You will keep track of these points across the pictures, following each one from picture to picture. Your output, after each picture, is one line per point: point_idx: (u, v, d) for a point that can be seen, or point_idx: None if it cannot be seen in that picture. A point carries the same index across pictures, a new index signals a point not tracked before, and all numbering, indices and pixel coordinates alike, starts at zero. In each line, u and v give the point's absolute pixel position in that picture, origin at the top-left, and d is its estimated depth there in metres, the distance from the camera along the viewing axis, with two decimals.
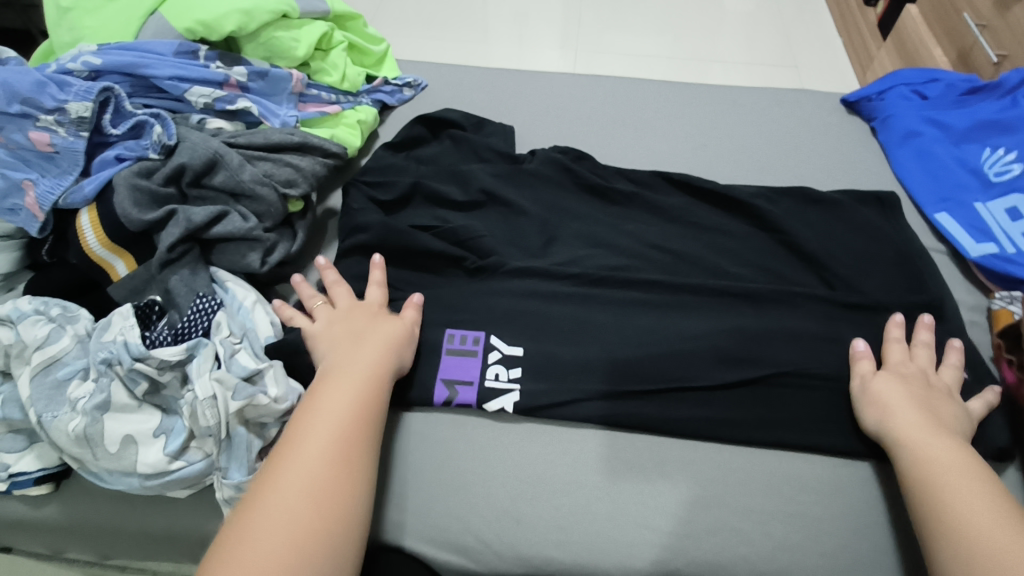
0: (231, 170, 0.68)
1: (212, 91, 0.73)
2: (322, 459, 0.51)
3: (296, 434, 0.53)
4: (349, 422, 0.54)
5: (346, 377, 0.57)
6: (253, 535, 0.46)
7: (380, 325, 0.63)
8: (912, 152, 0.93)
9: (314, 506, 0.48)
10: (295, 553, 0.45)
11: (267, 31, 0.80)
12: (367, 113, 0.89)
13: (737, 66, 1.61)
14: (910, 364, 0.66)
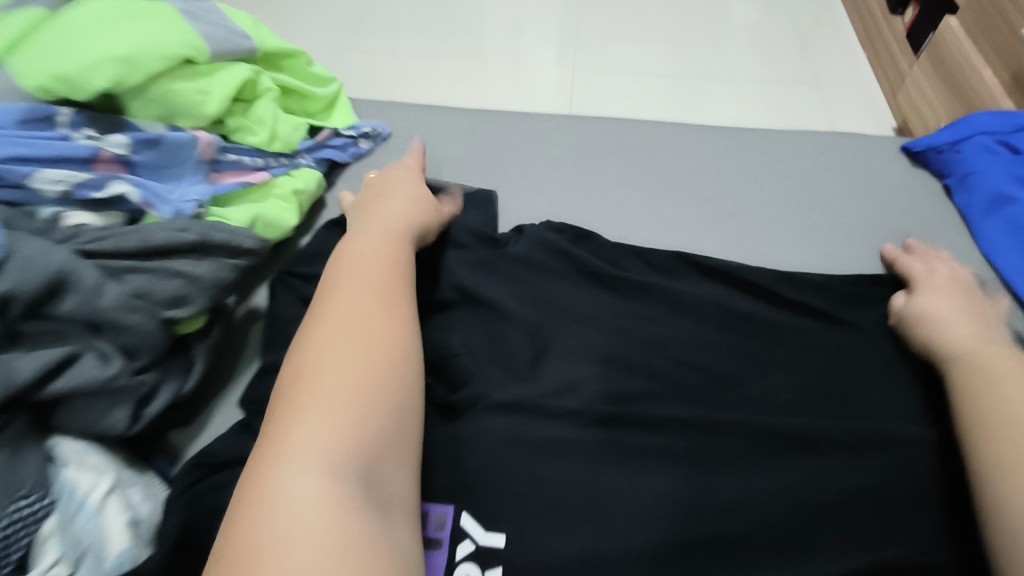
0: (84, 293, 0.48)
1: (70, 174, 0.52)
2: (362, 309, 0.48)
3: (337, 288, 0.50)
4: (383, 275, 0.52)
5: (377, 234, 0.57)
6: (316, 378, 0.42)
7: (399, 186, 0.66)
8: (1005, 223, 0.73)
9: (372, 341, 0.46)
10: (367, 380, 0.43)
11: (160, 83, 0.59)
12: (306, 179, 0.70)
13: (749, 86, 1.41)
14: (936, 277, 0.64)
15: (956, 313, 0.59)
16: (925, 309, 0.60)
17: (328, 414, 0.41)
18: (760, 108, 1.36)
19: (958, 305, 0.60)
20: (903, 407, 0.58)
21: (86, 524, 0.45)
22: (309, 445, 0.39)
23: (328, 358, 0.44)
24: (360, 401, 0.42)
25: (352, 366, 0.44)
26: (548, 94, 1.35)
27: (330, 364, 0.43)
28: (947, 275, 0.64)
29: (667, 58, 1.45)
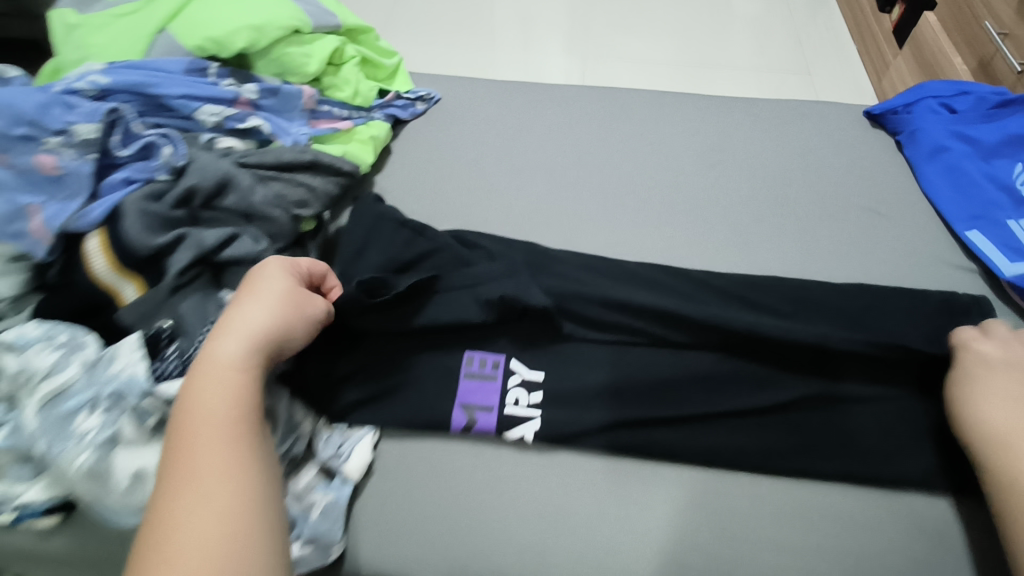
0: (242, 191, 0.66)
1: (223, 109, 0.71)
2: (227, 385, 0.51)
3: (179, 454, 0.47)
4: (230, 433, 0.49)
5: (217, 375, 0.51)
6: (199, 475, 0.46)
7: (241, 317, 0.54)
8: (941, 167, 0.88)
9: (236, 422, 0.49)
10: (236, 464, 0.47)
11: (279, 47, 0.78)
12: (379, 129, 0.86)
13: (747, 73, 1.58)
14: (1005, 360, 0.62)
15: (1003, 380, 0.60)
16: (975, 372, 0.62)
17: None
18: (755, 91, 1.53)
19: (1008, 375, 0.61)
20: None
21: None
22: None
23: (182, 541, 0.43)
24: (226, 571, 0.42)
25: (212, 537, 0.43)
26: (568, 78, 1.53)
27: (184, 547, 0.42)
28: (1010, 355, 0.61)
29: (675, 49, 1.63)
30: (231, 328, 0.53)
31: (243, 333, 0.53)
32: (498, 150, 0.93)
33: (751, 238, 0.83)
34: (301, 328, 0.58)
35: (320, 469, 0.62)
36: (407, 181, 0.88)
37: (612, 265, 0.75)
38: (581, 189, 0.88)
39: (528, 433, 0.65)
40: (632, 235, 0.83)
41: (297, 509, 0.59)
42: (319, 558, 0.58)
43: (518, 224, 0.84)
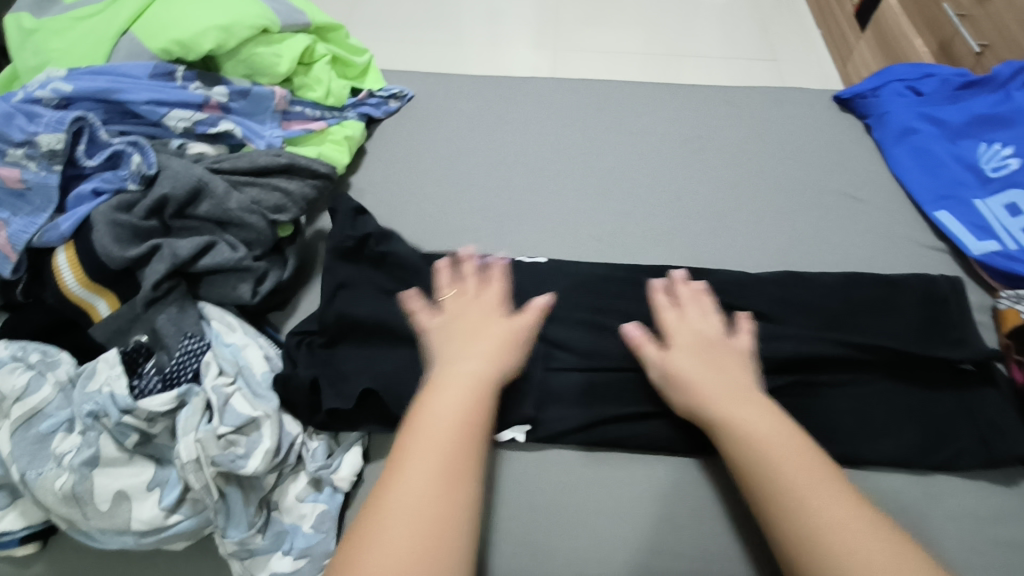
0: (217, 198, 0.64)
1: (192, 114, 0.69)
2: (461, 393, 0.53)
3: (409, 447, 0.50)
4: (455, 456, 0.50)
5: (459, 385, 0.54)
6: (411, 479, 0.48)
7: (493, 331, 0.59)
8: (909, 149, 0.90)
9: (463, 433, 0.51)
10: (453, 468, 0.49)
11: (247, 47, 0.76)
12: (355, 129, 0.84)
13: (715, 62, 1.59)
14: (686, 329, 0.64)
15: (708, 372, 0.60)
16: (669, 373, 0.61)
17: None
18: (723, 80, 1.55)
19: (708, 364, 0.61)
20: (832, 278, 0.75)
21: (232, 351, 0.61)
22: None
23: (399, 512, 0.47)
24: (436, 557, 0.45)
25: (415, 538, 0.45)
26: (538, 72, 1.52)
27: (405, 525, 0.46)
28: (693, 343, 0.62)
29: (644, 40, 1.63)
30: (470, 349, 0.57)
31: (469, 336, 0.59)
32: (474, 147, 0.92)
33: (729, 227, 0.83)
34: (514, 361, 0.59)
35: (309, 479, 0.59)
36: (382, 182, 0.87)
37: (584, 269, 0.76)
38: (558, 184, 0.88)
39: (520, 434, 0.65)
40: (612, 229, 0.83)
41: (288, 521, 0.57)
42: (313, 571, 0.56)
43: (497, 221, 0.83)
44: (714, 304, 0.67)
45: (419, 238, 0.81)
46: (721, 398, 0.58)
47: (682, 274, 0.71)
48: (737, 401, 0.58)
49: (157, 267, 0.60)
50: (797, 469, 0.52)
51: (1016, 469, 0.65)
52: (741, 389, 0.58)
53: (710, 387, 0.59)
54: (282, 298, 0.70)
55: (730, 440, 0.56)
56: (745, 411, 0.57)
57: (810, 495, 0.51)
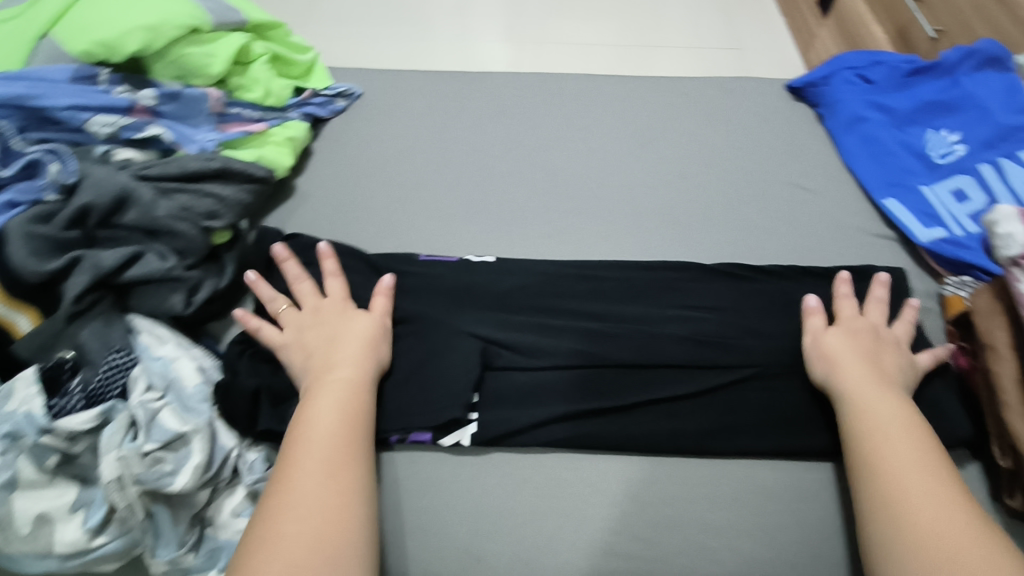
0: (144, 206, 0.62)
1: (117, 119, 0.67)
2: (341, 398, 0.56)
3: (298, 453, 0.52)
4: (343, 452, 0.53)
5: (336, 390, 0.57)
6: (303, 481, 0.50)
7: (354, 328, 0.62)
8: (858, 138, 0.89)
9: (346, 432, 0.54)
10: (340, 466, 0.52)
11: (176, 48, 0.74)
12: (297, 129, 0.82)
13: (682, 51, 1.58)
14: (860, 319, 0.66)
15: (854, 355, 0.62)
16: (822, 349, 0.64)
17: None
18: (690, 71, 1.53)
19: (856, 348, 0.63)
20: (780, 270, 0.75)
21: (162, 365, 0.58)
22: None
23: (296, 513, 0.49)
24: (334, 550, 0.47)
25: (314, 531, 0.48)
26: (504, 66, 1.50)
27: (299, 523, 0.48)
28: (852, 333, 0.64)
29: (611, 31, 1.61)
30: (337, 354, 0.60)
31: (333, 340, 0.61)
32: (423, 144, 0.90)
33: (682, 220, 0.83)
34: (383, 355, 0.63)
35: (246, 492, 0.57)
36: (327, 183, 0.85)
37: (532, 267, 0.75)
38: (510, 182, 0.86)
39: (463, 438, 0.64)
40: (564, 225, 0.82)
41: (223, 538, 0.55)
42: None
43: (445, 221, 0.82)
44: (914, 318, 0.68)
45: (363, 241, 0.79)
46: (859, 376, 0.60)
47: (886, 279, 0.70)
48: (867, 385, 0.60)
49: (81, 280, 0.58)
50: (899, 441, 0.55)
51: (958, 453, 0.63)
52: (876, 373, 0.61)
53: (852, 372, 0.61)
54: (221, 308, 0.68)
55: (850, 411, 0.59)
56: (879, 396, 0.59)
57: (905, 465, 0.53)
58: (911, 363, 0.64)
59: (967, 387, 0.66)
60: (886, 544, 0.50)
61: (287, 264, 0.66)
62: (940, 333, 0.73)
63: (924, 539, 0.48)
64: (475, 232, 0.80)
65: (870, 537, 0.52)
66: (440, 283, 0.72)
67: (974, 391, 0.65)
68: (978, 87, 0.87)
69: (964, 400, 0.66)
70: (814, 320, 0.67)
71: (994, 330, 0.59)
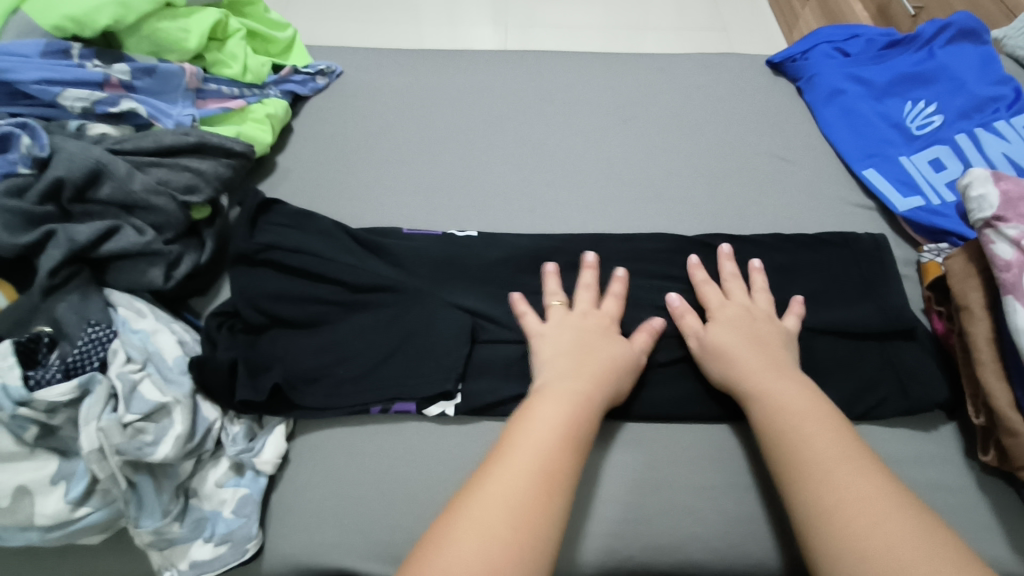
0: (119, 179, 0.62)
1: (90, 93, 0.66)
2: (564, 402, 0.55)
3: (506, 446, 0.51)
4: (557, 455, 0.51)
5: (561, 398, 0.55)
6: (505, 466, 0.49)
7: (615, 352, 0.61)
8: (838, 110, 0.90)
9: (562, 442, 0.52)
10: (545, 476, 0.49)
11: (149, 22, 0.73)
12: (276, 106, 0.81)
13: (670, 34, 1.56)
14: (727, 304, 0.66)
15: (744, 345, 0.62)
16: (709, 342, 0.63)
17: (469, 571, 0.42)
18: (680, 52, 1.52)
19: (742, 336, 0.63)
20: (759, 240, 0.75)
21: (141, 338, 0.58)
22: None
23: (492, 494, 0.47)
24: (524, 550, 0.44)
25: (504, 524, 0.45)
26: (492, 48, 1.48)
27: (493, 508, 0.46)
28: (731, 320, 0.64)
29: (600, 14, 1.59)
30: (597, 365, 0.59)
31: (584, 347, 0.61)
32: (407, 121, 0.90)
33: (665, 193, 0.83)
34: (620, 386, 0.60)
35: (229, 463, 0.57)
36: (308, 160, 0.85)
37: (514, 239, 0.74)
38: (493, 159, 0.86)
39: (448, 408, 0.63)
40: (549, 200, 0.82)
41: (208, 508, 0.56)
42: (235, 555, 0.54)
43: (429, 197, 0.82)
44: (766, 281, 0.70)
45: (344, 217, 0.79)
46: (756, 370, 0.60)
47: (729, 249, 0.73)
48: (772, 378, 0.59)
49: (57, 258, 0.57)
50: (822, 441, 0.53)
51: (934, 415, 0.64)
52: (773, 363, 0.61)
53: (750, 366, 0.60)
54: (201, 283, 0.68)
55: (764, 413, 0.57)
56: (783, 387, 0.58)
57: (832, 466, 0.51)
58: (789, 333, 0.65)
59: (945, 351, 0.67)
60: (833, 554, 0.47)
61: (586, 272, 0.69)
62: (918, 299, 0.73)
63: (867, 546, 0.46)
64: (460, 209, 0.80)
65: (810, 549, 0.49)
66: (423, 257, 0.70)
67: (951, 355, 0.66)
68: (953, 60, 0.90)
69: (943, 363, 0.66)
70: (692, 318, 0.66)
71: (969, 291, 0.60)
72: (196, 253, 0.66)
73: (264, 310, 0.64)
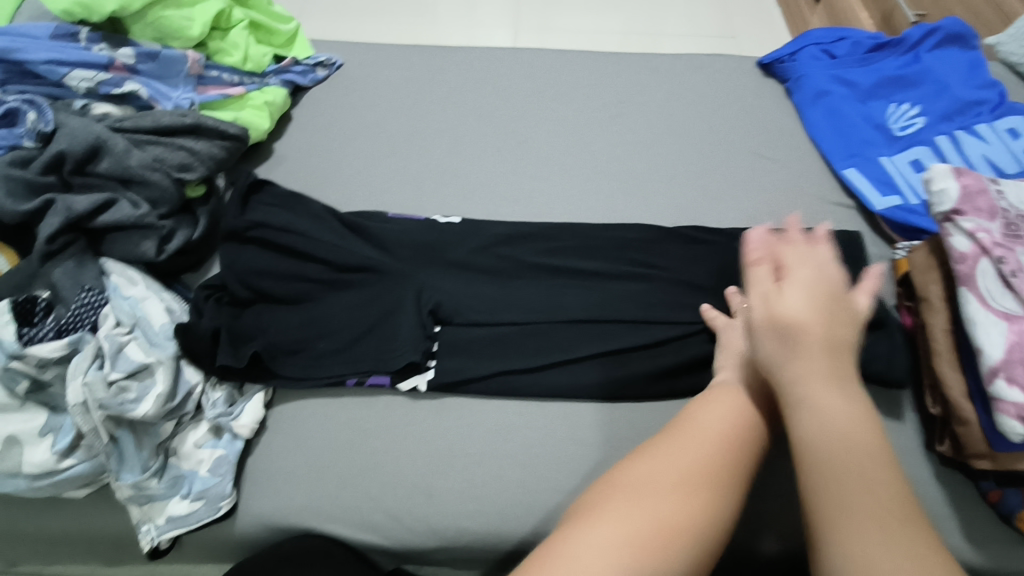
0: (116, 155, 0.65)
1: (95, 74, 0.70)
2: (747, 397, 0.53)
3: (682, 430, 0.49)
4: (743, 448, 0.48)
5: (742, 394, 0.53)
6: (668, 442, 0.48)
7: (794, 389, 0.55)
8: (823, 111, 0.91)
9: (741, 433, 0.49)
10: (729, 464, 0.47)
11: (154, 10, 0.77)
12: (275, 95, 0.84)
13: (682, 40, 1.53)
14: (808, 268, 0.50)
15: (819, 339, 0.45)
16: (775, 318, 0.46)
17: (636, 528, 0.42)
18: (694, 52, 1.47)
19: (818, 319, 0.46)
20: (737, 232, 0.77)
21: (131, 304, 0.62)
22: (611, 543, 0.40)
23: (662, 461, 0.46)
24: (690, 524, 0.43)
25: (672, 491, 0.44)
26: (503, 49, 1.48)
27: (655, 471, 0.46)
28: (802, 290, 0.47)
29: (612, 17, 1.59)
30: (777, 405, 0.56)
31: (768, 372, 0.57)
32: (401, 114, 0.93)
33: (649, 188, 0.85)
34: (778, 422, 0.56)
35: (208, 427, 0.60)
36: (304, 147, 0.88)
37: (494, 225, 0.76)
38: (483, 152, 0.88)
39: (421, 382, 0.65)
40: (533, 193, 0.84)
41: (186, 467, 0.59)
42: (209, 512, 0.58)
43: (417, 186, 0.84)
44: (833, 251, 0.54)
45: (335, 202, 0.82)
46: (816, 365, 0.45)
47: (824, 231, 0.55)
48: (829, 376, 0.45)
49: (54, 226, 0.60)
50: (860, 448, 0.43)
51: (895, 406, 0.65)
52: (835, 365, 0.45)
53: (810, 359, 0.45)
54: (194, 258, 0.71)
55: (803, 411, 0.45)
56: (838, 393, 0.45)
57: (860, 481, 0.42)
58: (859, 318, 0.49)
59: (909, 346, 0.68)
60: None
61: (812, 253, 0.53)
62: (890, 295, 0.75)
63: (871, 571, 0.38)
64: (445, 198, 0.83)
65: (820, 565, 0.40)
66: (406, 242, 0.72)
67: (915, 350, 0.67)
68: (939, 63, 0.91)
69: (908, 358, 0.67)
70: (757, 272, 0.51)
71: (929, 284, 0.61)
72: (193, 228, 0.70)
73: (252, 285, 0.67)
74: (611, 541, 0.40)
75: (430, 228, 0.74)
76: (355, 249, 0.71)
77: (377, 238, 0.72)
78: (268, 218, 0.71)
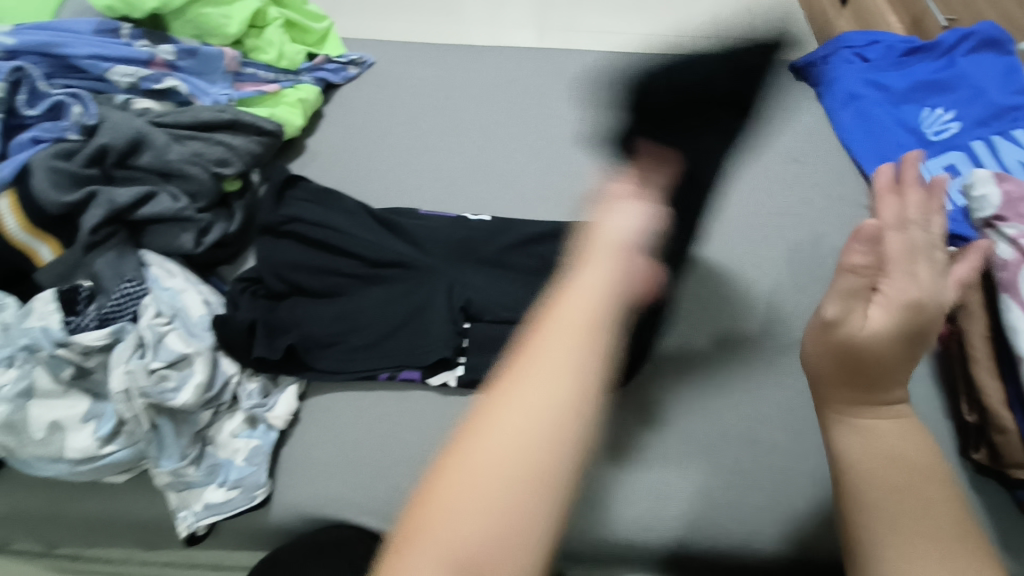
0: (157, 149, 0.67)
1: (136, 70, 0.71)
2: (581, 290, 0.34)
3: (532, 345, 0.32)
4: (576, 374, 0.31)
5: (548, 297, 0.34)
6: (532, 381, 0.31)
7: None
8: (855, 114, 0.90)
9: (575, 360, 0.31)
10: (571, 406, 0.30)
11: (194, 7, 0.78)
12: (309, 92, 0.85)
13: None
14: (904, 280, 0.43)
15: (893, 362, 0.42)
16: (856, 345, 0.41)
17: (487, 508, 0.28)
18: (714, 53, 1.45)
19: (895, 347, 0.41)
20: None
21: (170, 295, 0.63)
22: (457, 527, 0.28)
23: (518, 415, 0.30)
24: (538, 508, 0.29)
25: (534, 465, 0.29)
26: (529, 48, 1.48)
27: (515, 431, 0.30)
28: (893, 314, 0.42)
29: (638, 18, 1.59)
30: None
31: None
32: (431, 112, 0.94)
33: None
34: None
35: (244, 417, 0.61)
36: (336, 144, 0.89)
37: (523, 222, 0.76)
38: (512, 151, 0.89)
39: (451, 378, 0.65)
40: (562, 191, 0.84)
41: (222, 456, 0.60)
42: (245, 500, 0.58)
43: (447, 183, 0.85)
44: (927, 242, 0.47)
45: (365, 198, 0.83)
46: (878, 385, 0.42)
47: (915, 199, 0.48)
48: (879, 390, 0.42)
49: (97, 217, 0.62)
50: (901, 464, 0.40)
51: None
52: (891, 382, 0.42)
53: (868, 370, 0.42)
54: (229, 252, 0.72)
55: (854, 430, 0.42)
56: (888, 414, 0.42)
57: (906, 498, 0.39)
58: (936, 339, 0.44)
59: None
60: None
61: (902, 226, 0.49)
62: None
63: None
64: (474, 196, 0.84)
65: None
66: (437, 238, 0.73)
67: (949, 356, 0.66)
68: (974, 67, 0.90)
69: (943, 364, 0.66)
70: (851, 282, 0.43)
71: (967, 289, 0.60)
72: (229, 222, 0.71)
73: (287, 279, 0.68)
74: (451, 530, 0.28)
75: (461, 225, 0.75)
76: (388, 244, 0.72)
77: (408, 234, 0.73)
78: (302, 213, 0.72)
